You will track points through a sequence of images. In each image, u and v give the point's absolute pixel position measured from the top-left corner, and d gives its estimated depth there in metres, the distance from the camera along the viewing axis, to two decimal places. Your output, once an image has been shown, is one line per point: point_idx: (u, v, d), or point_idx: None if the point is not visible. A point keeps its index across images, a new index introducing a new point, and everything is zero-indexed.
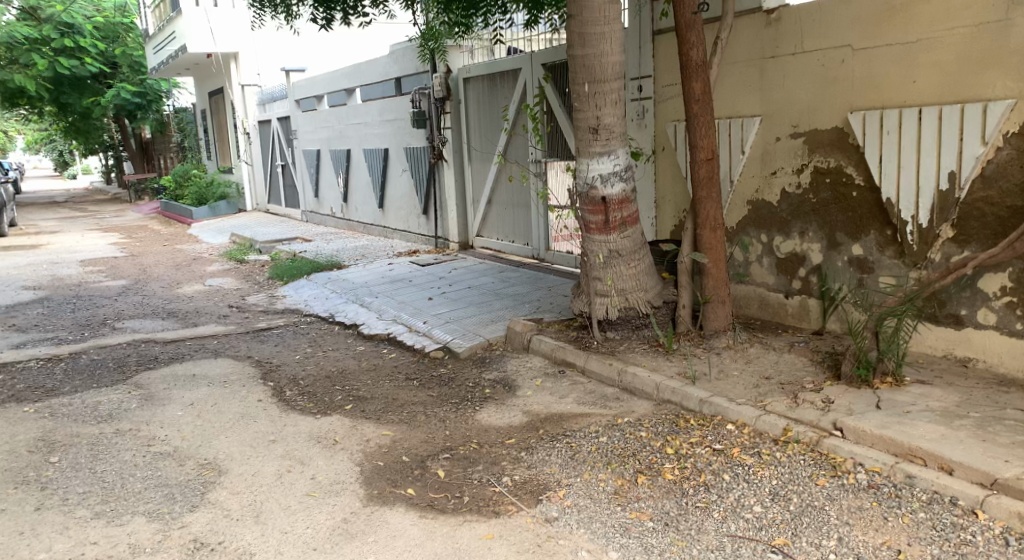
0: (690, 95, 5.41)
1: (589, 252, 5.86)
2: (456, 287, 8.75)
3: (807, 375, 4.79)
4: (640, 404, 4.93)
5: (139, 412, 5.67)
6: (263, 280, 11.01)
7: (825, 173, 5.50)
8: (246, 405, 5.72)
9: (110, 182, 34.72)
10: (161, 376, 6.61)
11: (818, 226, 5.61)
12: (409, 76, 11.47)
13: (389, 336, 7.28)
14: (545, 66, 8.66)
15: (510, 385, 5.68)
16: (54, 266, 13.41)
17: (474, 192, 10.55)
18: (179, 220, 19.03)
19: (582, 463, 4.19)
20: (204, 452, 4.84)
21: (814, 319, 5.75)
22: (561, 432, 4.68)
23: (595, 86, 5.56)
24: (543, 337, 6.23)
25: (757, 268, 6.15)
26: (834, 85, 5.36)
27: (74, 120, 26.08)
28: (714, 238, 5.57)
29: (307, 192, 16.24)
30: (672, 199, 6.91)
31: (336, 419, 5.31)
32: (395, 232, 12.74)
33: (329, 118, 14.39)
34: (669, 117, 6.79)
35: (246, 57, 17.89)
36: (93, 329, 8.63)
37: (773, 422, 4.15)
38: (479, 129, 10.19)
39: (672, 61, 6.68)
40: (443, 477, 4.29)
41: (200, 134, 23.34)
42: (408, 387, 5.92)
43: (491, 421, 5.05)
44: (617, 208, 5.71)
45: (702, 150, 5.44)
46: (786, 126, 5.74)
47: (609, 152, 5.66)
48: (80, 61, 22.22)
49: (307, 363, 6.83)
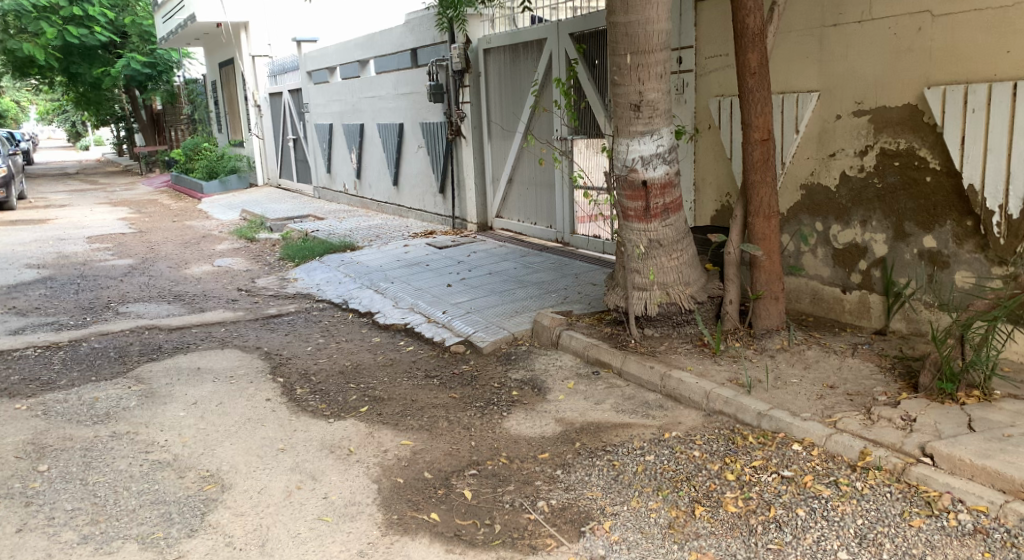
0: (745, 68, 4.84)
1: (627, 241, 5.34)
2: (476, 272, 8.25)
3: (877, 385, 4.29)
4: (688, 415, 4.43)
5: (138, 411, 5.21)
6: (274, 261, 10.53)
7: (894, 156, 4.93)
8: (253, 405, 5.25)
9: (122, 154, 34.22)
10: (164, 369, 6.14)
11: (883, 215, 5.06)
12: (426, 47, 10.89)
13: (407, 326, 6.81)
14: (574, 37, 8.07)
15: (539, 386, 5.19)
16: (60, 242, 12.96)
17: (494, 169, 10.00)
18: (189, 195, 18.59)
19: (628, 488, 3.70)
20: (206, 462, 4.37)
21: (876, 317, 5.21)
22: (601, 447, 4.19)
23: (639, 58, 5.00)
24: (573, 333, 5.73)
25: (810, 259, 5.61)
26: (908, 56, 4.78)
27: (85, 91, 25.63)
28: (768, 228, 5.02)
29: (319, 167, 15.73)
30: (713, 181, 6.36)
31: (351, 423, 4.84)
32: (410, 211, 12.23)
33: (342, 91, 13.83)
34: (712, 91, 6.23)
35: (257, 27, 17.32)
36: (95, 313, 8.18)
37: (849, 445, 3.66)
38: (500, 103, 9.63)
39: (717, 30, 6.10)
40: (471, 500, 3.80)
41: (211, 106, 22.86)
42: (428, 387, 5.43)
43: (522, 430, 4.55)
44: (659, 193, 5.19)
45: (756, 130, 4.87)
46: (848, 103, 5.16)
47: (652, 132, 5.12)
48: (89, 30, 21.70)
49: (319, 356, 6.35)
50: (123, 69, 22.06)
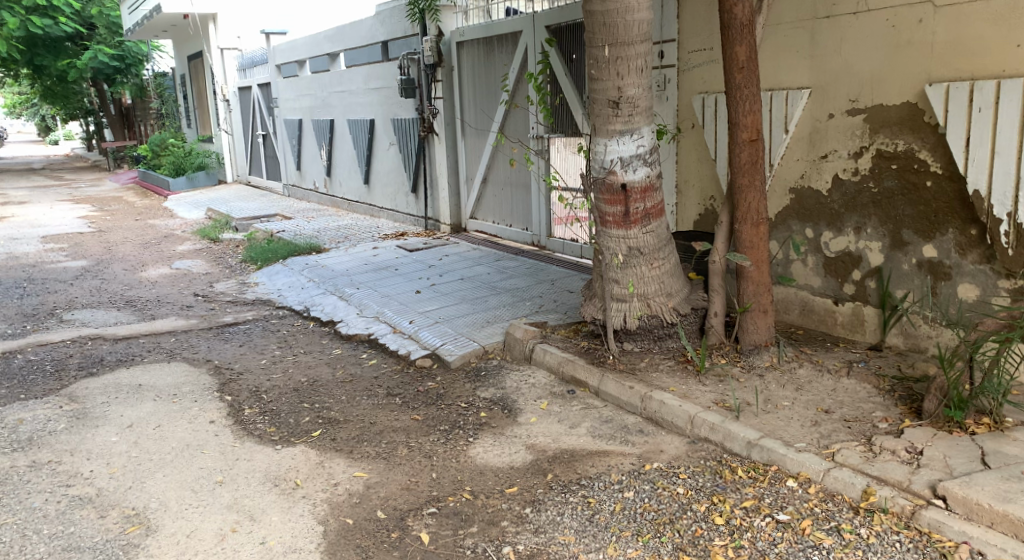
0: (732, 62, 4.44)
1: (605, 249, 4.94)
2: (447, 277, 7.81)
3: (877, 410, 3.91)
4: (670, 442, 4.03)
5: (65, 436, 4.73)
6: (236, 263, 10.02)
7: (891, 158, 4.57)
8: (195, 428, 4.78)
9: (91, 149, 33.27)
10: (102, 386, 5.65)
11: (879, 222, 4.70)
12: (397, 40, 10.42)
13: (370, 337, 6.37)
14: (550, 29, 7.65)
15: (509, 407, 4.76)
16: (13, 243, 12.35)
17: (467, 169, 9.56)
18: (156, 191, 17.99)
19: (605, 532, 3.32)
20: (132, 498, 3.93)
21: (871, 331, 4.84)
22: (575, 479, 3.79)
23: (616, 50, 4.60)
24: (548, 347, 5.31)
25: (800, 267, 5.24)
26: (908, 50, 4.41)
27: (51, 84, 24.82)
28: (757, 236, 4.61)
29: (289, 164, 15.18)
30: (697, 184, 5.99)
31: (301, 451, 4.39)
32: (382, 211, 11.75)
33: (312, 86, 13.31)
34: (695, 88, 5.85)
35: (225, 19, 16.70)
36: (38, 321, 7.65)
37: (851, 483, 3.29)
38: (473, 100, 9.20)
39: (700, 23, 5.72)
40: (427, 545, 3.39)
41: (180, 101, 22.21)
42: (388, 406, 5.00)
43: (490, 458, 4.13)
44: (639, 197, 4.80)
45: (744, 129, 4.47)
46: (841, 102, 4.79)
47: (632, 130, 4.73)
48: (53, 21, 20.93)
49: (273, 370, 5.88)
50: (90, 62, 21.32)
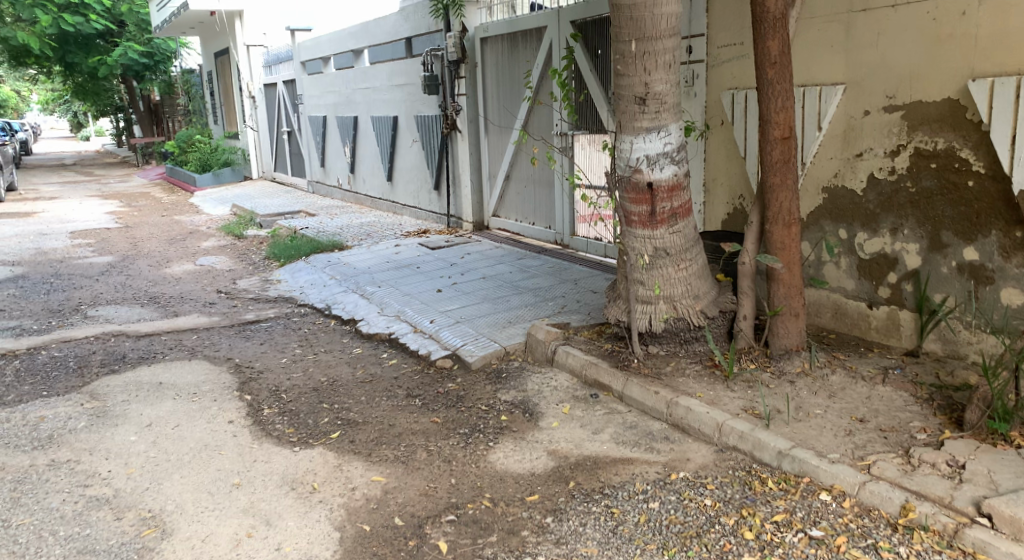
0: (765, 56, 4.29)
1: (630, 249, 4.81)
2: (469, 276, 7.72)
3: (914, 420, 3.76)
4: (697, 450, 3.91)
5: (85, 434, 4.70)
6: (260, 260, 10.00)
7: (930, 157, 4.40)
8: (213, 429, 4.72)
9: (120, 146, 33.60)
10: (123, 383, 5.62)
11: (916, 222, 4.52)
12: (420, 36, 10.34)
13: (391, 336, 6.29)
14: (575, 24, 7.52)
15: (531, 411, 4.65)
16: (41, 238, 12.44)
17: (490, 166, 9.45)
18: (182, 187, 18.10)
19: (628, 545, 3.21)
20: (148, 500, 3.87)
21: (907, 337, 4.67)
22: (599, 488, 3.67)
23: (644, 45, 4.46)
24: (571, 349, 5.19)
25: (832, 269, 5.07)
26: (950, 44, 4.24)
27: (82, 81, 25.12)
28: (788, 237, 4.46)
29: (313, 161, 15.18)
30: (725, 182, 5.83)
31: (318, 453, 4.32)
32: (405, 208, 11.69)
33: (336, 83, 13.29)
34: (725, 84, 5.69)
35: (251, 16, 16.77)
36: (62, 317, 7.67)
37: (888, 498, 3.14)
38: (497, 97, 9.08)
39: (730, 17, 5.56)
40: (445, 555, 3.30)
41: (207, 98, 22.35)
42: (407, 408, 4.91)
43: (511, 465, 4.02)
44: (666, 196, 4.67)
45: (776, 127, 4.32)
46: (877, 98, 4.62)
47: (659, 128, 4.59)
48: (85, 18, 21.17)
49: (294, 370, 5.82)
50: (120, 58, 21.58)
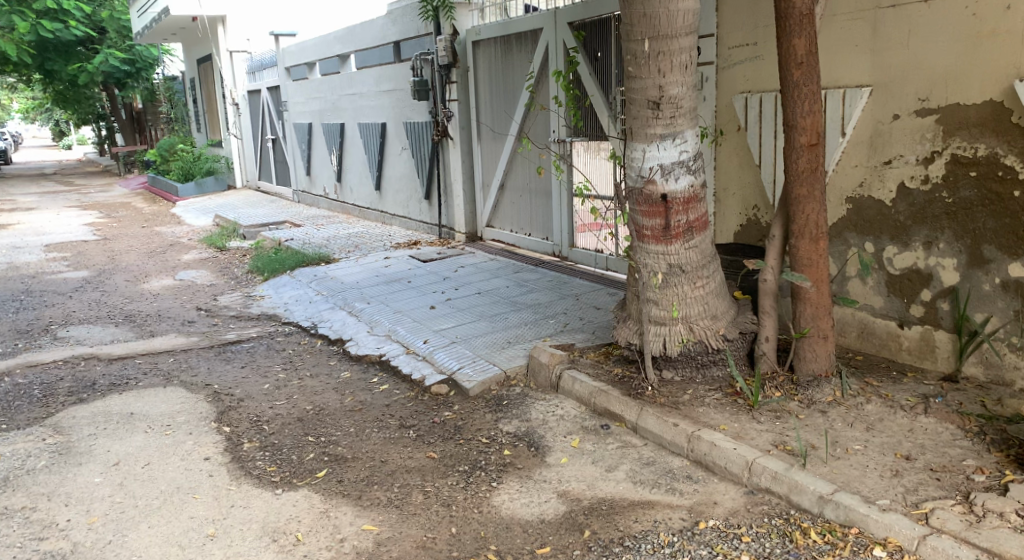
0: (790, 56, 3.91)
1: (642, 266, 4.43)
2: (464, 291, 7.31)
3: (968, 458, 3.41)
4: (726, 491, 3.52)
5: (44, 476, 4.25)
6: (242, 274, 9.55)
7: (969, 164, 4.04)
8: (187, 468, 4.29)
9: (102, 154, 33.00)
10: (91, 415, 5.17)
11: (954, 235, 4.16)
12: (409, 40, 9.94)
13: (381, 358, 5.87)
14: (574, 26, 7.15)
15: (537, 445, 4.24)
16: (14, 252, 11.92)
17: (483, 175, 9.05)
18: (164, 197, 17.59)
19: None
20: (110, 556, 3.45)
21: (943, 360, 4.30)
22: (619, 539, 3.28)
23: (659, 44, 4.09)
24: (577, 374, 4.78)
25: (858, 286, 4.69)
26: (991, 42, 3.89)
27: (62, 89, 24.52)
28: (816, 253, 4.08)
29: (299, 169, 14.74)
30: (738, 191, 5.46)
31: (303, 496, 3.90)
32: (394, 219, 11.27)
33: (322, 89, 12.87)
34: (737, 87, 5.33)
35: (234, 21, 16.32)
36: (30, 338, 7.19)
37: (954, 557, 2.83)
38: (490, 102, 8.69)
39: (742, 15, 5.20)
40: None
41: (189, 105, 21.86)
42: (400, 441, 4.49)
43: (517, 510, 3.61)
44: (681, 209, 4.29)
45: (802, 133, 3.94)
46: (909, 101, 4.26)
47: (673, 134, 4.22)
48: (64, 25, 20.59)
49: (277, 397, 5.39)
50: (101, 65, 21.10)
